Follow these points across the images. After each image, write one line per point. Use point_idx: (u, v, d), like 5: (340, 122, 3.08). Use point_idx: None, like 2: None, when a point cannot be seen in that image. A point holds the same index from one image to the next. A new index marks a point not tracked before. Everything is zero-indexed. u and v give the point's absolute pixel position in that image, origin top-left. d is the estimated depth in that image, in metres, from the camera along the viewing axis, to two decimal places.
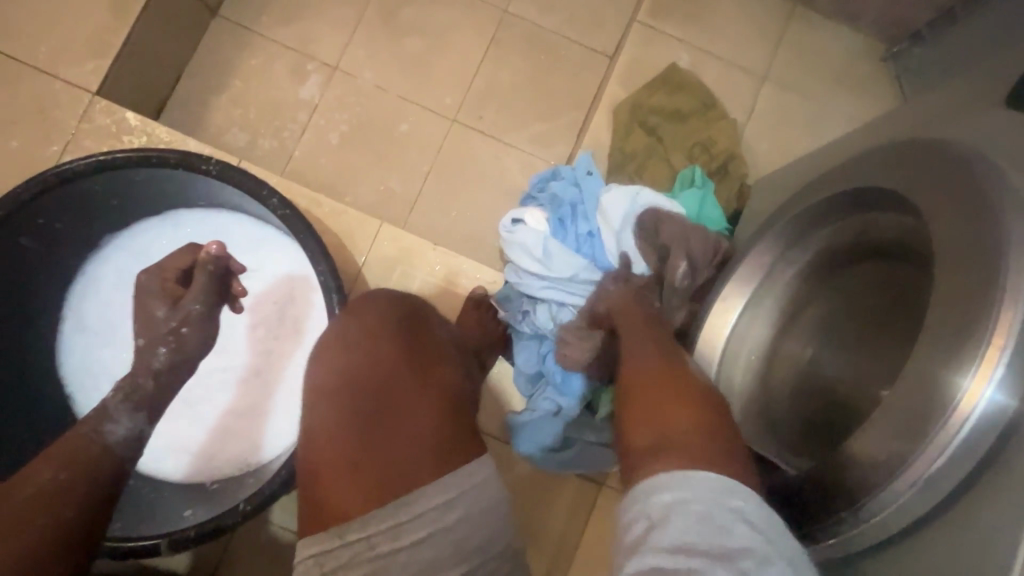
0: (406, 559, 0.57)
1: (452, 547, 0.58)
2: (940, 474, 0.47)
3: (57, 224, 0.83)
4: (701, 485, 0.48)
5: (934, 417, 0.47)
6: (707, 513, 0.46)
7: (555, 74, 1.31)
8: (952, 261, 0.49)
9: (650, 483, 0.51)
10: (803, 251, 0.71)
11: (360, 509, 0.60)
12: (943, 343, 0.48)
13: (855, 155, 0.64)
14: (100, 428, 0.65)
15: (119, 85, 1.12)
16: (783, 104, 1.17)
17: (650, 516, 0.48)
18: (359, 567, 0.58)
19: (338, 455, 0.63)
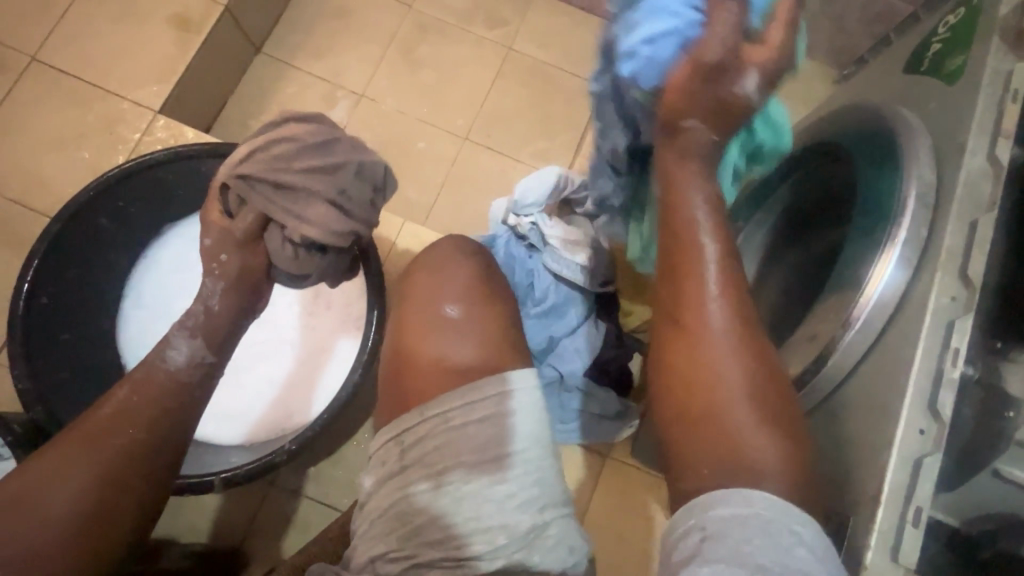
0: (474, 433, 0.59)
1: (509, 427, 0.59)
2: (866, 328, 0.63)
3: (131, 208, 0.96)
4: (759, 505, 0.54)
5: (858, 290, 0.63)
6: (765, 529, 0.52)
7: (553, 100, 1.50)
8: (871, 187, 0.67)
9: (712, 495, 0.56)
10: (770, 211, 0.87)
11: (439, 393, 0.62)
12: (865, 239, 0.66)
13: (808, 127, 0.81)
14: (162, 355, 0.77)
15: (177, 106, 1.29)
16: None
17: (706, 527, 0.54)
18: (433, 439, 0.59)
19: (413, 354, 0.66)
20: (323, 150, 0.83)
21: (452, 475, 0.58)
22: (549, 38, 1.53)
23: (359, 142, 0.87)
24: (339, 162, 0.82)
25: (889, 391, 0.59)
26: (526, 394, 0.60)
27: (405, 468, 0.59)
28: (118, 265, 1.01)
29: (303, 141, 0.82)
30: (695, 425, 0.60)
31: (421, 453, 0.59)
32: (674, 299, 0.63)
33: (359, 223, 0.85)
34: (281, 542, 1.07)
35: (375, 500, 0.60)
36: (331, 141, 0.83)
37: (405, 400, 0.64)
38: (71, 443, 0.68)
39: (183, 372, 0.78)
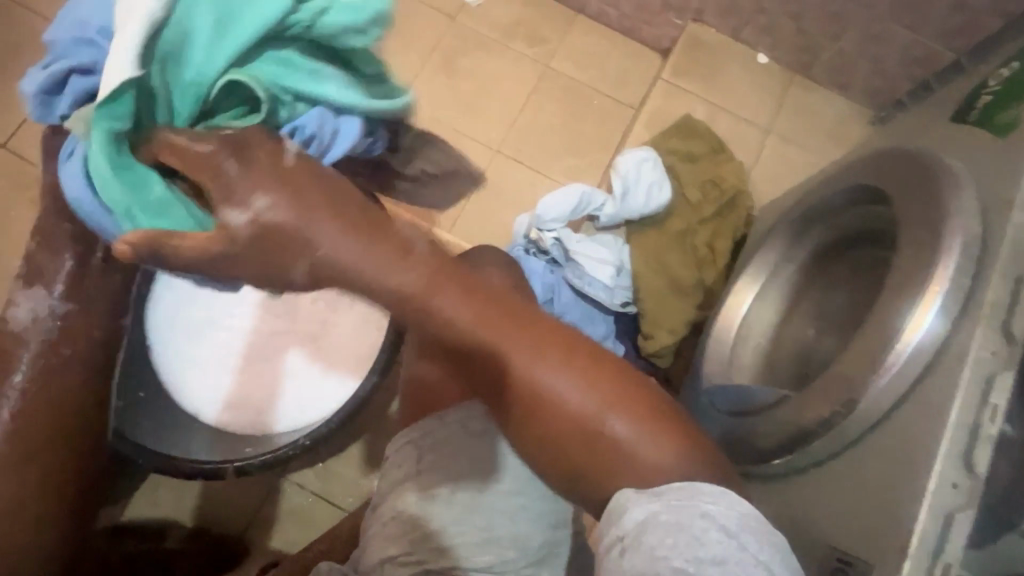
0: (489, 444, 0.61)
1: (522, 441, 0.61)
2: (895, 380, 0.62)
3: None
4: (665, 492, 0.53)
5: (889, 343, 0.63)
6: (679, 520, 0.51)
7: (587, 120, 1.51)
8: (910, 237, 0.66)
9: (619, 501, 0.55)
10: (803, 247, 0.86)
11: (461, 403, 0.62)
12: (900, 287, 0.64)
13: (847, 165, 0.80)
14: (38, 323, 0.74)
15: None
16: (785, 155, 1.34)
17: (624, 537, 0.53)
18: (452, 446, 0.60)
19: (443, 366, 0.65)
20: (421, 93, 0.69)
21: (471, 482, 0.59)
22: (587, 58, 1.55)
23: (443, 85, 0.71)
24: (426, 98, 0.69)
25: (922, 442, 0.59)
26: None
27: (422, 472, 0.60)
28: None
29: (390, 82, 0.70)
30: (600, 462, 0.56)
31: (437, 459, 0.60)
32: (495, 375, 0.56)
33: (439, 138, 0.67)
34: (278, 534, 1.08)
35: (389, 502, 0.61)
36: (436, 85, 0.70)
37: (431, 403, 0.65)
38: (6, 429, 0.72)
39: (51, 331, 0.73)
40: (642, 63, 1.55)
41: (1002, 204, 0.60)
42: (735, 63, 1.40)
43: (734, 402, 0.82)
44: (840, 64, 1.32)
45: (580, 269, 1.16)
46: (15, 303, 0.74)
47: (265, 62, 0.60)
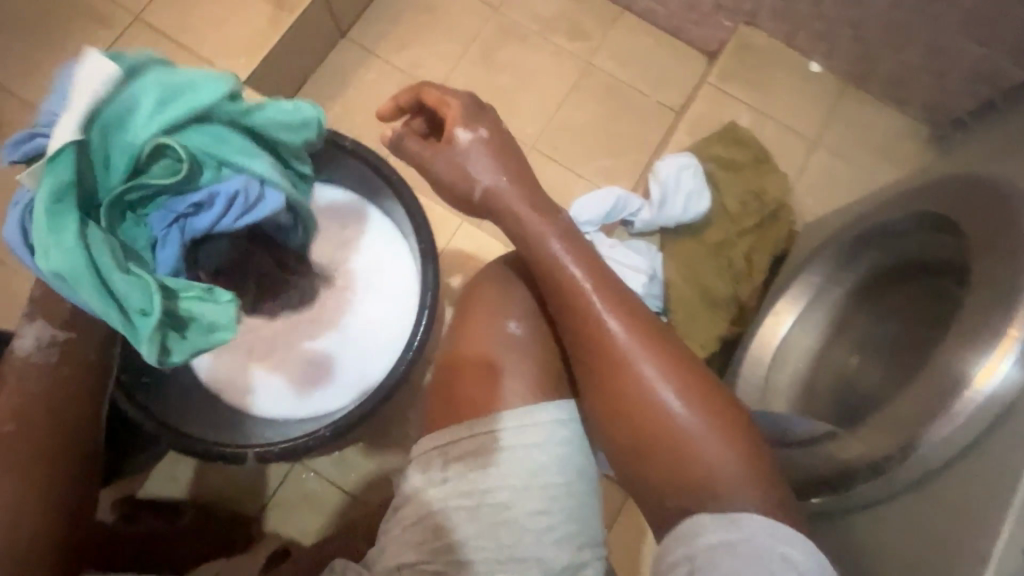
0: (521, 456, 0.61)
1: (554, 457, 0.62)
2: (963, 425, 0.60)
3: None
4: (746, 527, 0.56)
5: (956, 390, 0.61)
6: (753, 554, 0.55)
7: (626, 120, 1.48)
8: (985, 277, 0.63)
9: (693, 523, 0.59)
10: (852, 271, 0.82)
11: (497, 410, 0.64)
12: (974, 330, 0.62)
13: (910, 188, 0.76)
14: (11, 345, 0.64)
15: (262, 79, 1.33)
16: (833, 168, 1.28)
17: (694, 559, 0.57)
18: (480, 457, 0.61)
19: (475, 371, 0.67)
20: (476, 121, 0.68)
21: (497, 496, 0.59)
22: (630, 57, 1.51)
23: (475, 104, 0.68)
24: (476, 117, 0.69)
25: (993, 499, 0.56)
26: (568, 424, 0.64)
27: (448, 482, 0.60)
28: None
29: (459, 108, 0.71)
30: (662, 448, 0.63)
31: (466, 468, 0.60)
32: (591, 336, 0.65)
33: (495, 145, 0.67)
34: (288, 521, 1.10)
35: (411, 510, 0.60)
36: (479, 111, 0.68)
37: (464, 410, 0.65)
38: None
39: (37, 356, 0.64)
40: (686, 65, 1.50)
41: None
42: (786, 71, 1.34)
43: (769, 431, 0.80)
44: (899, 76, 1.26)
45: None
46: (21, 333, 0.64)
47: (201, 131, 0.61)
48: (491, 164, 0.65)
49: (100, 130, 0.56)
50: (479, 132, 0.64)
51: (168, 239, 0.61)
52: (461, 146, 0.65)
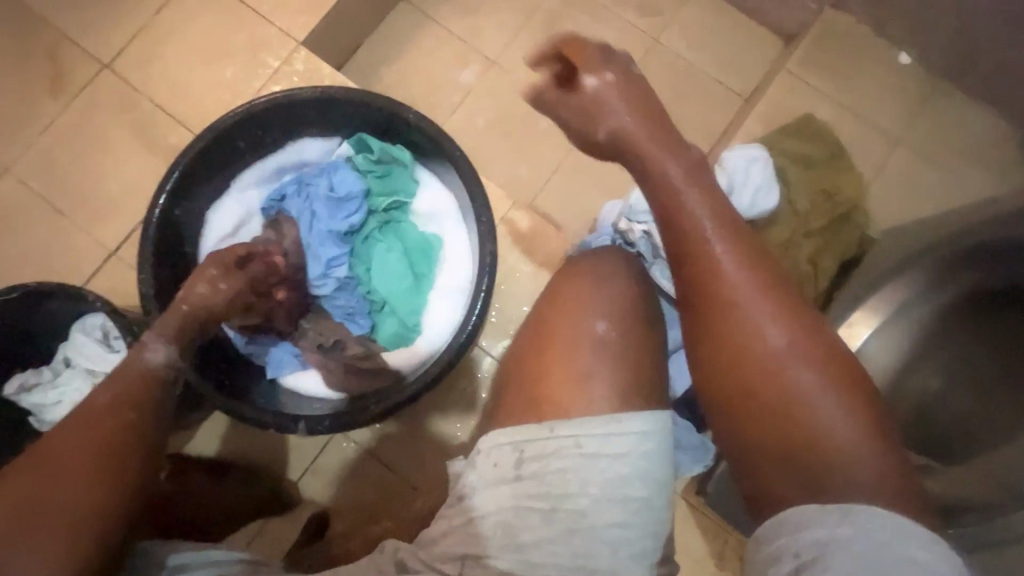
0: (605, 467, 0.58)
1: (640, 471, 0.58)
2: None
3: (260, 132, 0.99)
4: (865, 521, 0.55)
5: None
6: (865, 553, 0.53)
7: (691, 104, 1.40)
8: None
9: (799, 515, 0.58)
10: (946, 288, 0.79)
11: (573, 415, 0.60)
12: None
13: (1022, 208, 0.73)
14: (141, 355, 0.72)
15: (319, 40, 1.30)
16: (916, 170, 1.19)
17: (800, 555, 0.56)
18: (557, 462, 0.58)
19: (544, 358, 0.63)
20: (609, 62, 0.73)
21: (574, 504, 0.57)
22: (700, 36, 1.42)
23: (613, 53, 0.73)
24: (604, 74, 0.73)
25: None
26: (660, 435, 0.59)
27: (520, 481, 0.59)
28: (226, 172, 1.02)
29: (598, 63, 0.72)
30: (775, 416, 0.61)
31: (542, 470, 0.58)
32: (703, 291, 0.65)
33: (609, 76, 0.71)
34: (326, 486, 1.11)
35: (480, 503, 0.59)
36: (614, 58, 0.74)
37: (532, 408, 0.61)
38: (56, 462, 0.60)
39: (162, 370, 0.72)
40: (760, 48, 1.41)
41: None
42: (872, 62, 1.25)
43: None
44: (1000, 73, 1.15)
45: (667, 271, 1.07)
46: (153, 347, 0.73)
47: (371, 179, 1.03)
48: (614, 103, 0.70)
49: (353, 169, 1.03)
50: (604, 77, 0.71)
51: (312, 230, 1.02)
52: (587, 92, 0.72)
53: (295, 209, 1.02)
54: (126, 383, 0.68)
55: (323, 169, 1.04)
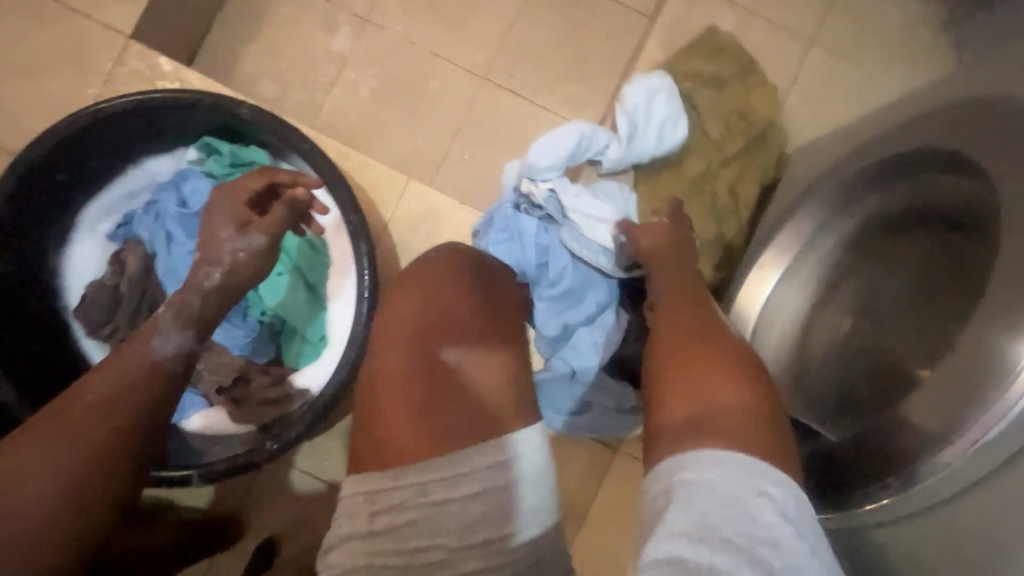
0: (456, 510, 0.51)
1: (498, 511, 0.51)
2: (991, 447, 0.50)
3: (89, 161, 0.86)
4: (730, 466, 0.50)
5: (984, 405, 0.50)
6: (735, 495, 0.48)
7: (590, 35, 1.26)
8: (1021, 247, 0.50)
9: (678, 459, 0.52)
10: (848, 217, 0.68)
11: (426, 453, 0.54)
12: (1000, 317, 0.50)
13: (918, 114, 0.62)
14: (149, 343, 0.69)
15: (153, 29, 1.12)
16: (830, 73, 1.10)
17: (671, 493, 0.50)
18: (408, 512, 0.51)
19: (387, 396, 0.57)
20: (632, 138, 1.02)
21: (426, 556, 0.50)
22: None
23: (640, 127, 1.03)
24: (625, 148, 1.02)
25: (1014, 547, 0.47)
26: (524, 465, 0.54)
27: (374, 537, 0.51)
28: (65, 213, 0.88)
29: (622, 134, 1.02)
30: (668, 385, 0.59)
31: (391, 522, 0.51)
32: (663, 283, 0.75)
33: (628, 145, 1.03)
34: (265, 516, 1.05)
35: (334, 563, 0.52)
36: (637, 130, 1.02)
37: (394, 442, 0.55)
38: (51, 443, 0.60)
39: (170, 363, 0.69)
40: None
41: None
42: None
43: None
44: None
45: (577, 231, 0.99)
46: (160, 333, 0.70)
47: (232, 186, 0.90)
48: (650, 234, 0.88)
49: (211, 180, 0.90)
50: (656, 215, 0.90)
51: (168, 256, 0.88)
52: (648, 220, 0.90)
53: (147, 233, 0.90)
54: (128, 380, 0.66)
55: (173, 187, 0.91)
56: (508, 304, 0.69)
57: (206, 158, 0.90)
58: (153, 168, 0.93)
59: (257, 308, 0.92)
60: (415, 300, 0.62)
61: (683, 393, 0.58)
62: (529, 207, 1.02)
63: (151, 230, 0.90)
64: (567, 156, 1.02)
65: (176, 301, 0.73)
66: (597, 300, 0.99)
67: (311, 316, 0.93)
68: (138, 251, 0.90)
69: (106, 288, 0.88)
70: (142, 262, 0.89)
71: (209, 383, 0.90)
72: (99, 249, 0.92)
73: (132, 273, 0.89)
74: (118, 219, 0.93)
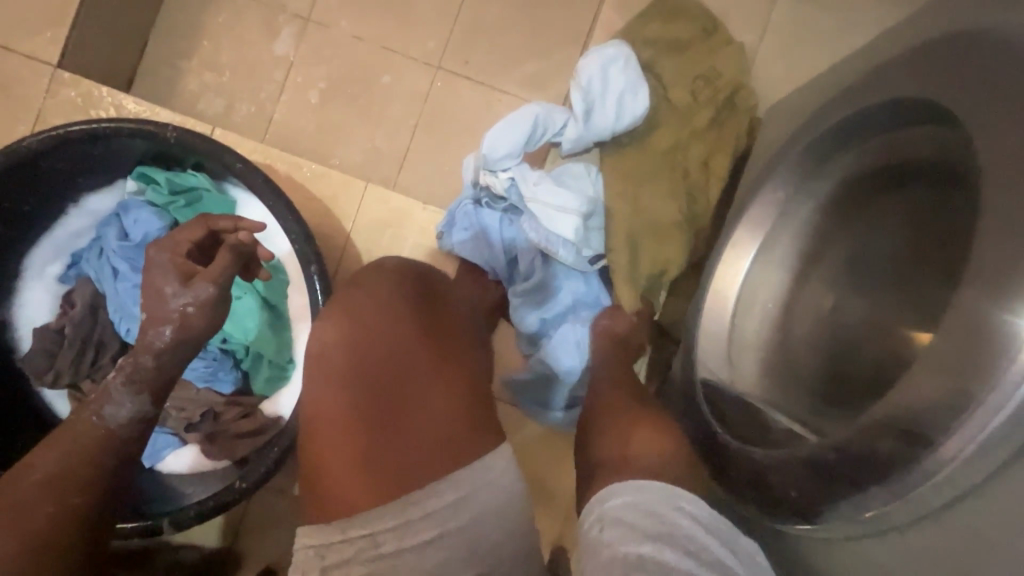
0: (413, 558, 0.53)
1: (460, 553, 0.54)
2: (994, 443, 0.41)
3: (22, 206, 0.80)
4: (647, 488, 0.55)
5: (983, 381, 0.41)
6: (653, 507, 0.53)
7: (544, 7, 1.19)
8: (999, 193, 0.43)
9: (608, 490, 0.58)
10: (822, 180, 0.63)
11: (366, 506, 0.55)
12: (991, 280, 0.42)
13: (890, 58, 0.55)
14: (101, 412, 0.66)
15: (83, 54, 1.06)
16: (801, 19, 1.02)
17: (603, 517, 0.55)
18: (359, 567, 0.53)
19: (336, 447, 0.58)
20: (588, 117, 0.95)
21: None
22: None
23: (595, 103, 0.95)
24: (583, 128, 0.96)
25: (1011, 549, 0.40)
26: (475, 504, 0.56)
27: None
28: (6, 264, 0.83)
29: (579, 113, 0.95)
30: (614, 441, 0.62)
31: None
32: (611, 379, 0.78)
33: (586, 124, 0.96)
34: (260, 550, 1.02)
35: None
36: (592, 108, 0.95)
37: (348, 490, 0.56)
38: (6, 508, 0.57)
39: (125, 429, 0.67)
40: None
41: None
42: None
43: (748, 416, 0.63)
44: None
45: (538, 222, 0.94)
46: (112, 401, 0.67)
47: (179, 214, 0.84)
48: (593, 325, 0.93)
49: (157, 210, 0.84)
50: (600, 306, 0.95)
51: (119, 295, 0.83)
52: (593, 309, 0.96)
53: (92, 269, 0.84)
54: (82, 446, 0.64)
55: (117, 221, 0.85)
56: (455, 326, 0.68)
57: (147, 187, 0.84)
58: (96, 204, 0.87)
59: (218, 338, 0.87)
60: (351, 341, 0.62)
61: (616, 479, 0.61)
62: (491, 201, 0.97)
63: (99, 269, 0.84)
64: (523, 142, 0.95)
65: (127, 363, 0.69)
66: (571, 293, 0.95)
67: (275, 341, 0.88)
68: (87, 292, 0.84)
69: (52, 333, 0.82)
70: (90, 302, 0.84)
71: (178, 421, 0.87)
72: (50, 294, 0.87)
73: (78, 314, 0.83)
74: (66, 260, 0.87)
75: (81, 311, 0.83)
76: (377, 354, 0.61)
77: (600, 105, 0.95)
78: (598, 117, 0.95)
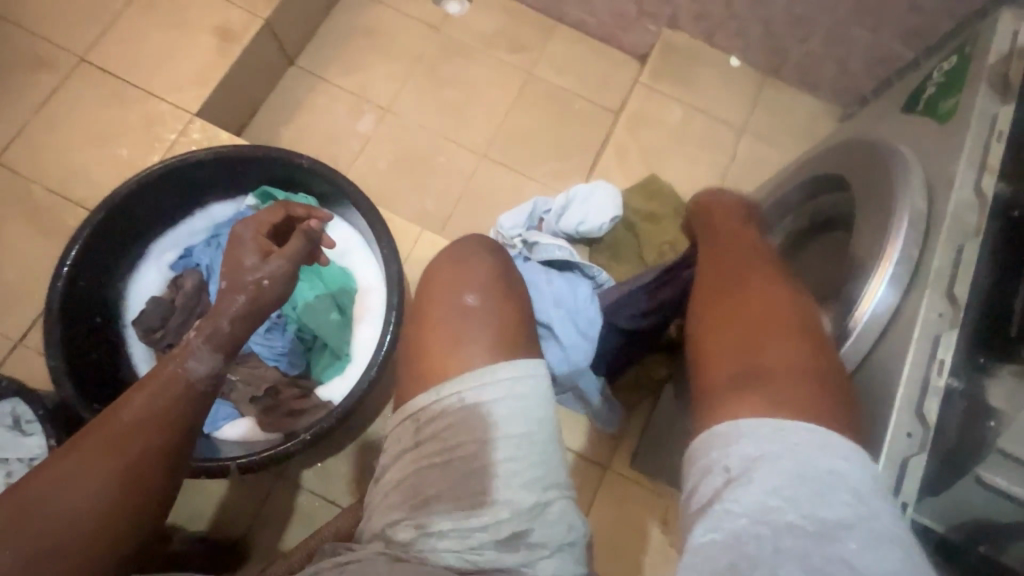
0: (485, 413, 0.65)
1: (523, 411, 0.65)
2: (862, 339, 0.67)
3: (168, 201, 1.02)
4: (788, 450, 0.55)
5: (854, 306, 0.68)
6: (801, 473, 0.53)
7: (569, 123, 1.56)
8: (866, 220, 0.71)
9: (734, 430, 0.59)
10: (774, 236, 0.91)
11: (457, 374, 0.68)
12: (858, 264, 0.69)
13: (813, 159, 0.86)
14: (183, 364, 0.67)
15: (213, 110, 1.36)
16: (757, 153, 1.41)
17: (732, 469, 0.56)
18: (446, 418, 0.66)
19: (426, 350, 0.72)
20: (567, 214, 1.25)
21: (464, 451, 0.64)
22: (567, 64, 1.60)
23: (571, 205, 1.26)
24: (562, 219, 1.24)
25: (877, 407, 0.62)
26: (535, 376, 0.68)
27: (420, 445, 0.66)
28: (134, 245, 1.02)
29: (560, 208, 1.25)
30: (717, 336, 0.69)
31: (435, 431, 0.66)
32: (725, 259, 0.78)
33: (563, 219, 1.25)
34: (272, 541, 1.08)
35: (389, 474, 0.66)
36: (569, 207, 1.25)
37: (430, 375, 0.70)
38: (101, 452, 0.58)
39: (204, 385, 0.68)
40: (620, 68, 1.60)
41: (944, 167, 0.66)
42: (710, 69, 1.46)
43: None
44: (807, 65, 1.40)
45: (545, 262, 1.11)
46: (194, 357, 0.68)
47: None
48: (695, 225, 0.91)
49: None
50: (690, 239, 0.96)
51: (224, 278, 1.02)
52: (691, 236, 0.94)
53: (206, 258, 1.04)
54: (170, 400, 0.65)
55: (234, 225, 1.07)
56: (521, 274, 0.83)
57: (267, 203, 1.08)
58: (219, 211, 1.09)
59: (293, 325, 1.05)
60: (446, 269, 0.78)
61: (735, 353, 0.66)
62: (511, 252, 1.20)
63: (213, 258, 1.04)
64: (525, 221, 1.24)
65: (205, 326, 0.72)
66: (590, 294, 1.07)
67: (340, 333, 1.05)
68: (198, 275, 1.03)
69: (164, 302, 1.00)
70: (197, 283, 1.02)
71: (243, 394, 1.01)
72: (162, 275, 1.05)
73: (188, 291, 1.01)
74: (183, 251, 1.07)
75: (190, 289, 1.01)
76: (452, 280, 0.76)
77: (574, 205, 1.25)
78: (571, 214, 1.25)
